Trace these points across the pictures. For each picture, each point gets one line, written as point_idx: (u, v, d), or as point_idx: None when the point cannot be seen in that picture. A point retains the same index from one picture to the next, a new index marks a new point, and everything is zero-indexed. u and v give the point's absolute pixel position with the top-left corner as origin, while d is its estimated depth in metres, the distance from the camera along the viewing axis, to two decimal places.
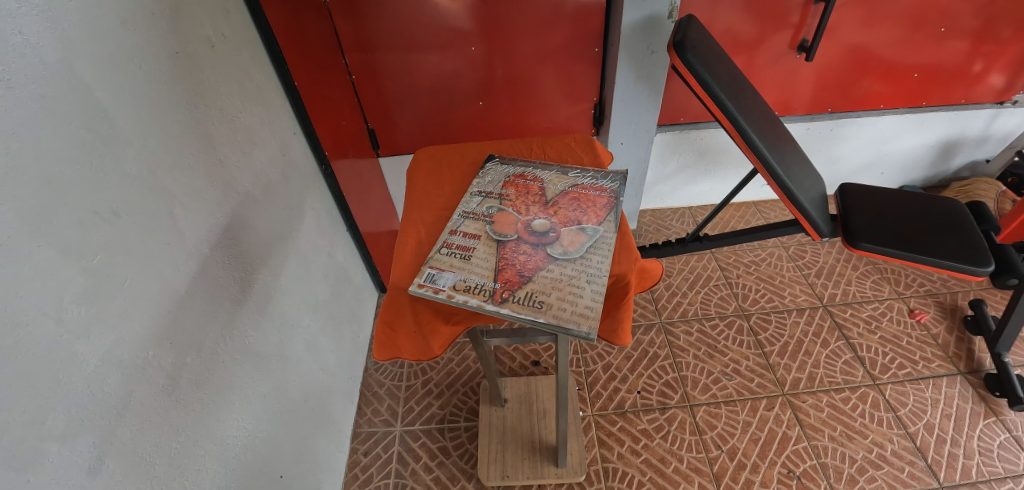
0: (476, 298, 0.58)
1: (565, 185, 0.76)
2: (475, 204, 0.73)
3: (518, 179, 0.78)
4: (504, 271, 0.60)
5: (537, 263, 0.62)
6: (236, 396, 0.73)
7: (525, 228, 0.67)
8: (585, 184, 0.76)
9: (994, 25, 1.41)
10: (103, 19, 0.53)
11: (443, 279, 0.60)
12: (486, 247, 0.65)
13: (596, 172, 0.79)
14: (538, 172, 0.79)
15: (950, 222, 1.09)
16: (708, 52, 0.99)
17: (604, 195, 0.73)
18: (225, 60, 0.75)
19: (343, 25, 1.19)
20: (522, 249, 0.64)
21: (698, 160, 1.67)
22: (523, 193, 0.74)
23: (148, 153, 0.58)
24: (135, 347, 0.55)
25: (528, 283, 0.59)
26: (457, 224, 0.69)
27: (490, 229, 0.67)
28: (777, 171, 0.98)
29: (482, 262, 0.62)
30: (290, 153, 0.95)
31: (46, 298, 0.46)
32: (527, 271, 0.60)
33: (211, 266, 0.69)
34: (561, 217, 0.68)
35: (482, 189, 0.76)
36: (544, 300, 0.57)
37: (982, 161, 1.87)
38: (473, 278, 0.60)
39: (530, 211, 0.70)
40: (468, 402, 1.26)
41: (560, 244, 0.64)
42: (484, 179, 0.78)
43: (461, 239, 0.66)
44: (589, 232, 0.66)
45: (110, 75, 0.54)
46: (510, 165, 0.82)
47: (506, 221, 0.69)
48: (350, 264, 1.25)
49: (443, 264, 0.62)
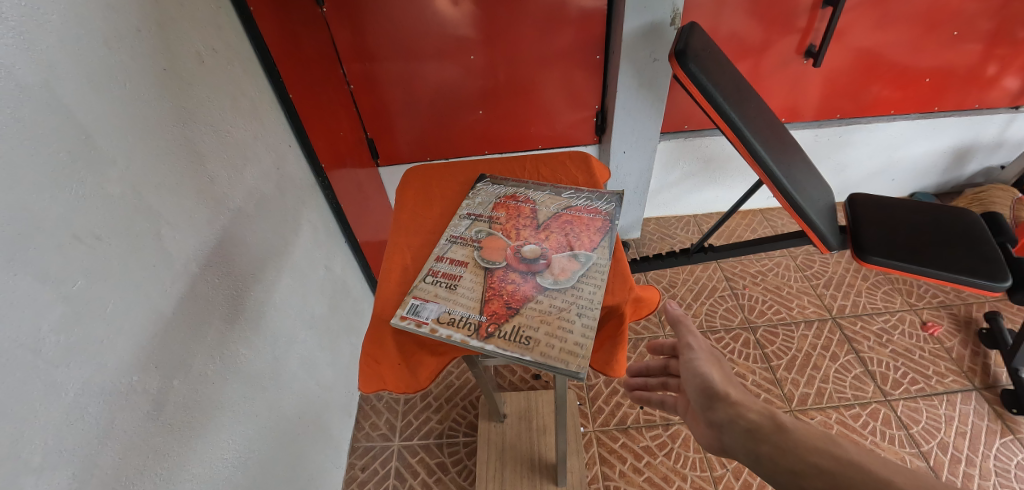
0: (460, 333, 0.56)
1: (558, 207, 0.74)
2: (463, 228, 0.71)
3: (509, 200, 0.76)
4: (491, 303, 0.59)
5: (525, 294, 0.60)
6: (227, 419, 0.72)
7: (515, 254, 0.65)
8: (579, 206, 0.74)
9: (1009, 27, 1.37)
10: (84, 38, 0.52)
11: (426, 311, 0.59)
12: (473, 275, 0.63)
13: (591, 192, 0.77)
14: (530, 192, 0.78)
15: (965, 234, 1.05)
16: (711, 62, 0.97)
17: (599, 218, 0.71)
18: (216, 74, 0.74)
19: (340, 34, 1.18)
20: (510, 278, 0.62)
21: (702, 168, 1.64)
22: (514, 215, 0.73)
23: (133, 173, 0.57)
24: (118, 373, 0.54)
25: (515, 317, 0.57)
26: (443, 249, 0.68)
27: (478, 255, 0.66)
28: (783, 184, 0.96)
29: (468, 292, 0.61)
30: (285, 167, 0.94)
31: (20, 327, 0.45)
32: (514, 304, 0.59)
33: (201, 285, 0.68)
34: (552, 242, 0.67)
35: (471, 211, 0.75)
36: (531, 336, 0.55)
37: (996, 167, 1.82)
38: (457, 310, 0.59)
39: (520, 235, 0.68)
40: (467, 416, 1.24)
41: (550, 273, 0.62)
42: (474, 200, 0.77)
43: (447, 266, 0.65)
44: (582, 259, 0.64)
45: (92, 96, 0.52)
46: (502, 184, 0.80)
47: (495, 246, 0.67)
48: (348, 276, 1.23)
49: (427, 294, 0.61)
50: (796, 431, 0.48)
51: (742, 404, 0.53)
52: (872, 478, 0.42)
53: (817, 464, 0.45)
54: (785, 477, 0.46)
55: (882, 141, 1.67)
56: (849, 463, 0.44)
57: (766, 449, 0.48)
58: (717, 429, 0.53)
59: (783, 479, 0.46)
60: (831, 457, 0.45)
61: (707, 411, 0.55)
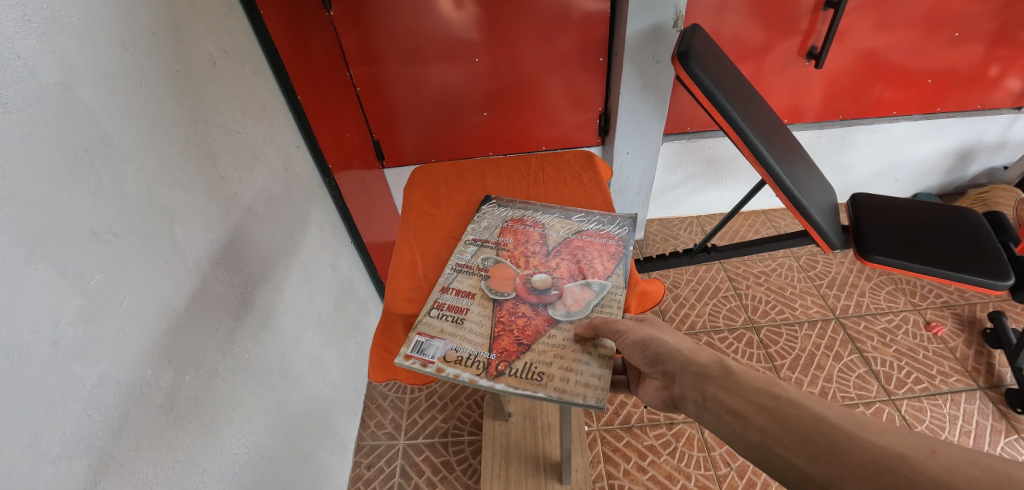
0: (468, 372, 0.56)
1: (568, 232, 0.75)
2: (469, 255, 0.72)
3: (516, 224, 0.77)
4: (500, 340, 0.59)
5: (536, 328, 0.60)
6: (237, 414, 0.73)
7: (525, 284, 0.66)
8: (590, 231, 0.75)
9: (1010, 28, 1.38)
10: (102, 40, 0.53)
11: (432, 350, 0.59)
12: (481, 308, 0.64)
13: (602, 215, 0.78)
14: (538, 216, 0.78)
15: (967, 233, 1.06)
16: (714, 63, 0.98)
17: (612, 244, 0.72)
18: (227, 76, 0.76)
19: (348, 37, 1.20)
20: (520, 311, 0.63)
21: (705, 170, 1.65)
22: (522, 241, 0.73)
23: (148, 172, 0.59)
24: (133, 367, 0.55)
25: (527, 354, 0.57)
26: (449, 279, 0.68)
27: (485, 286, 0.67)
28: (786, 184, 0.96)
29: (476, 327, 0.61)
30: (293, 168, 0.95)
31: (38, 320, 0.46)
32: (525, 339, 0.59)
33: (212, 283, 0.69)
34: (563, 271, 0.68)
35: (478, 236, 0.76)
36: (544, 371, 0.55)
37: (999, 168, 1.82)
38: (465, 348, 0.59)
39: (530, 264, 0.69)
40: (471, 415, 1.25)
41: (562, 305, 0.63)
42: (479, 224, 0.78)
43: (453, 298, 0.66)
44: (595, 288, 0.65)
45: (109, 95, 0.54)
46: (508, 206, 0.81)
47: (504, 275, 0.68)
48: (354, 276, 1.25)
49: (433, 330, 0.61)
50: (741, 373, 0.44)
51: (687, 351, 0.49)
52: (806, 414, 0.40)
53: (759, 404, 0.42)
54: (728, 422, 0.42)
55: (884, 142, 1.67)
56: (786, 400, 0.41)
57: (711, 392, 0.44)
58: (667, 382, 0.49)
59: (726, 423, 0.42)
60: (770, 395, 0.42)
61: (655, 367, 0.50)
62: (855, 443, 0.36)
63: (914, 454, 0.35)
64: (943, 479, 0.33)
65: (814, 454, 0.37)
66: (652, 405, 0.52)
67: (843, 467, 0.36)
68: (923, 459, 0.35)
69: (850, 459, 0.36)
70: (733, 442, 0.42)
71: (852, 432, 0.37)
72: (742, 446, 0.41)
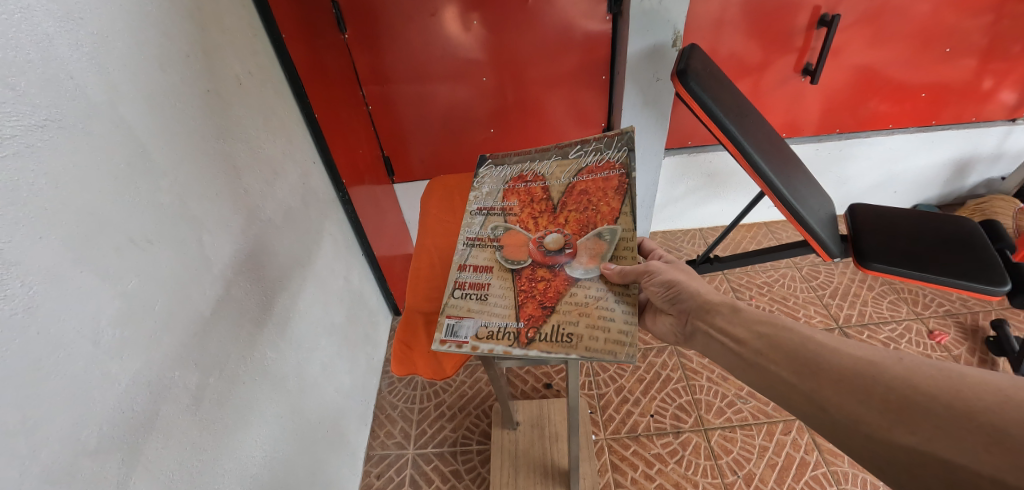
0: (501, 344, 0.61)
1: (568, 176, 0.77)
2: (478, 227, 0.76)
3: (517, 183, 0.80)
4: (525, 307, 0.64)
5: (557, 288, 0.65)
6: (256, 418, 0.76)
7: (538, 247, 0.70)
8: (590, 167, 0.76)
9: (1001, 43, 1.42)
10: (143, 63, 0.58)
11: (464, 330, 0.64)
12: (500, 280, 0.68)
13: (598, 142, 0.79)
14: (537, 168, 0.81)
15: (964, 241, 1.08)
16: (712, 81, 1.02)
17: (614, 175, 0.73)
18: (251, 95, 0.80)
19: (362, 58, 1.26)
20: (539, 275, 0.67)
21: (707, 183, 1.69)
22: (528, 202, 0.76)
23: (181, 185, 0.63)
24: (163, 368, 0.58)
25: (552, 316, 0.62)
26: (464, 256, 0.72)
27: (500, 256, 0.71)
28: (784, 194, 0.99)
29: (499, 300, 0.66)
30: (310, 182, 0.99)
31: (82, 320, 0.49)
32: (548, 301, 0.64)
33: (235, 290, 0.72)
34: (573, 226, 0.71)
35: (482, 205, 0.79)
36: (573, 332, 0.60)
37: (997, 179, 1.85)
38: (493, 322, 0.64)
39: (539, 225, 0.72)
40: (479, 425, 1.26)
41: (580, 263, 0.67)
42: (482, 191, 0.81)
43: (472, 275, 0.70)
44: (607, 237, 0.68)
45: (149, 114, 0.58)
46: (507, 167, 0.84)
47: (517, 243, 0.72)
48: (365, 288, 1.28)
49: (461, 310, 0.66)
50: (746, 311, 0.60)
51: (704, 294, 0.65)
52: (799, 339, 0.53)
53: (759, 331, 0.56)
54: (730, 344, 0.58)
55: (882, 154, 1.71)
56: (783, 330, 0.55)
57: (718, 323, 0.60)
58: (683, 315, 0.65)
59: (729, 345, 0.58)
60: (768, 325, 0.56)
61: (675, 304, 0.66)
62: (837, 359, 0.49)
63: (883, 360, 0.47)
64: (903, 376, 0.45)
65: (801, 368, 0.51)
66: (668, 334, 0.68)
67: (821, 373, 0.49)
68: (889, 364, 0.46)
69: (831, 369, 0.49)
70: (733, 360, 0.57)
71: (833, 349, 0.50)
72: (740, 364, 0.56)
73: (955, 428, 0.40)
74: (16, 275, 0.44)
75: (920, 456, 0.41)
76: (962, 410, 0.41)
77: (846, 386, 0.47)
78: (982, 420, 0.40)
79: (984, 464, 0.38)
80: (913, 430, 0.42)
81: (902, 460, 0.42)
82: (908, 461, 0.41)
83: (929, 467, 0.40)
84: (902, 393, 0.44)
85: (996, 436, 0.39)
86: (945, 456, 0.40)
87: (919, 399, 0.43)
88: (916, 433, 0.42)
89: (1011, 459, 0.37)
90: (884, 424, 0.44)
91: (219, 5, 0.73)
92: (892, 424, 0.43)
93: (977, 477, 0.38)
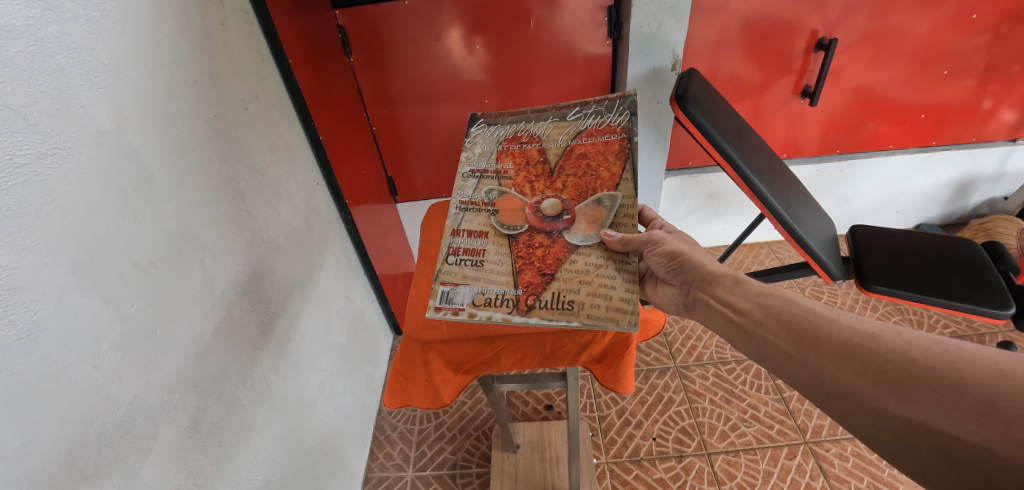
0: (500, 311, 0.61)
1: (567, 138, 0.73)
2: (471, 190, 0.72)
3: (512, 144, 0.75)
4: (523, 274, 0.63)
5: (556, 255, 0.64)
6: (254, 440, 0.76)
7: (536, 213, 0.67)
8: (590, 129, 0.73)
9: (999, 63, 1.44)
10: (152, 89, 0.59)
11: (460, 296, 0.63)
12: (496, 246, 0.66)
13: (598, 104, 0.75)
14: (533, 127, 0.76)
15: (966, 261, 1.08)
16: (711, 105, 1.04)
17: (615, 139, 0.71)
18: (257, 118, 0.82)
19: (367, 80, 1.29)
20: (537, 242, 0.65)
21: (709, 202, 1.69)
22: (524, 165, 0.73)
23: (186, 208, 0.64)
24: (162, 391, 0.58)
25: (553, 283, 0.62)
26: (458, 221, 0.69)
27: (495, 222, 0.68)
28: (785, 217, 1.00)
29: (496, 266, 0.64)
30: (313, 202, 1.00)
31: (85, 344, 0.50)
32: (547, 269, 0.63)
33: (237, 311, 0.73)
34: (571, 191, 0.69)
35: (475, 167, 0.74)
36: (574, 300, 0.60)
37: (1000, 198, 1.85)
38: (491, 289, 0.63)
39: (536, 190, 0.70)
40: (479, 447, 1.25)
41: (578, 230, 0.65)
42: (474, 151, 0.76)
43: (466, 240, 0.67)
44: (607, 204, 0.67)
45: (157, 140, 0.59)
46: (499, 125, 0.78)
47: (512, 207, 0.69)
48: (366, 306, 1.28)
49: (456, 277, 0.64)
50: (749, 282, 0.59)
51: (706, 265, 0.64)
52: (800, 311, 0.53)
53: (761, 303, 0.56)
54: (731, 315, 0.58)
55: (883, 175, 1.71)
56: (785, 302, 0.55)
57: (721, 294, 0.60)
58: (685, 286, 0.65)
59: (731, 316, 0.58)
60: (770, 297, 0.56)
61: (678, 275, 0.65)
62: (836, 331, 0.49)
63: (882, 333, 0.47)
64: (901, 348, 0.45)
65: (800, 340, 0.51)
66: (669, 304, 0.68)
67: (819, 345, 0.49)
68: (887, 336, 0.47)
69: (829, 341, 0.49)
70: (734, 330, 0.57)
71: (834, 321, 0.50)
72: (740, 334, 0.56)
73: (948, 400, 0.41)
74: (21, 301, 0.44)
75: (911, 426, 0.42)
76: (957, 382, 0.41)
77: (843, 358, 0.47)
78: (976, 392, 0.40)
79: (973, 434, 0.39)
80: (908, 401, 0.43)
81: (893, 429, 0.43)
82: (898, 430, 0.42)
83: (918, 437, 0.41)
84: (899, 365, 0.44)
85: (988, 407, 0.39)
86: (937, 426, 0.41)
87: (915, 370, 0.44)
88: (909, 404, 0.42)
89: (1000, 430, 0.38)
90: (878, 394, 0.44)
91: (228, 32, 0.75)
92: (886, 394, 0.44)
93: (965, 446, 0.39)
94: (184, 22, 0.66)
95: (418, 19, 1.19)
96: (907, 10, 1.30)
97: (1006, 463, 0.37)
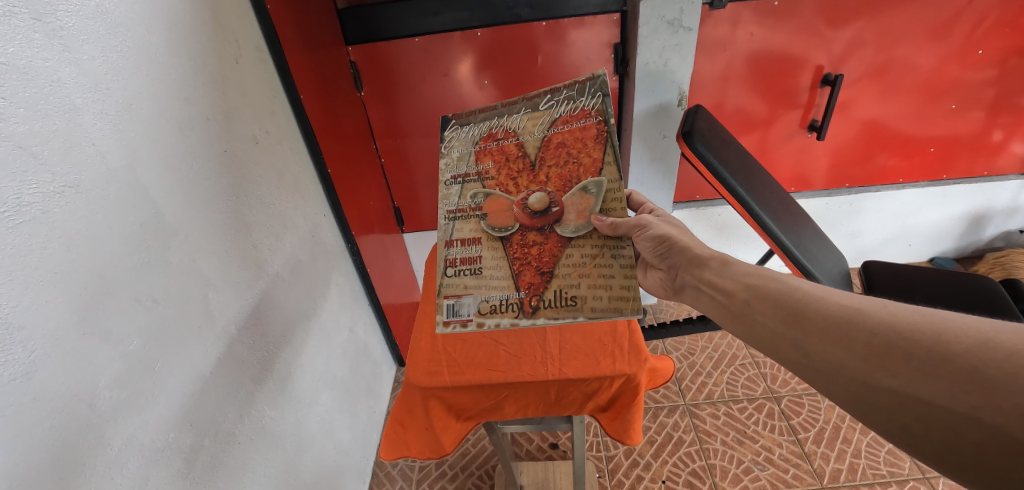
0: (507, 317, 0.60)
1: (543, 128, 0.67)
2: (456, 198, 0.67)
3: (489, 142, 0.69)
4: (523, 275, 0.62)
5: (552, 252, 0.62)
6: (248, 480, 0.73)
7: (524, 210, 0.64)
8: (565, 116, 0.67)
9: (1008, 97, 1.43)
10: (164, 126, 0.60)
11: (465, 308, 0.61)
12: (491, 250, 0.64)
13: (569, 88, 0.68)
14: (506, 121, 0.69)
15: (983, 300, 1.05)
16: (718, 141, 1.04)
17: (591, 124, 0.66)
18: (267, 152, 0.83)
19: (377, 113, 1.31)
20: (530, 240, 0.63)
21: (716, 235, 1.68)
22: (504, 162, 0.68)
23: (191, 242, 0.64)
24: (157, 430, 0.57)
25: (553, 281, 0.60)
26: (449, 231, 0.65)
27: (487, 226, 0.65)
28: (794, 252, 0.98)
29: (495, 272, 0.62)
30: (319, 234, 1.01)
31: (80, 383, 0.49)
32: (545, 267, 0.61)
33: (237, 346, 0.72)
34: (557, 183, 0.65)
35: (455, 172, 0.69)
36: (576, 295, 0.59)
37: (1015, 231, 1.81)
38: (494, 296, 0.61)
39: (521, 186, 0.66)
40: (482, 486, 1.21)
41: (569, 221, 0.63)
42: (450, 156, 0.69)
43: (461, 250, 0.64)
44: (593, 190, 0.64)
45: (166, 176, 0.60)
46: (472, 123, 0.71)
47: (501, 208, 0.65)
48: (369, 338, 1.27)
49: (458, 289, 0.62)
50: (735, 264, 0.59)
51: (693, 248, 0.64)
52: (786, 289, 0.52)
53: (746, 283, 0.55)
54: (719, 297, 0.58)
55: (893, 208, 1.70)
56: (771, 281, 0.54)
57: (707, 276, 0.60)
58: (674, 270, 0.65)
59: (718, 298, 0.57)
60: (756, 277, 0.55)
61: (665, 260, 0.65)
62: (821, 307, 0.48)
63: (868, 307, 0.45)
64: (886, 321, 0.43)
65: (787, 317, 0.50)
66: (659, 290, 0.69)
67: (805, 322, 0.48)
68: (873, 310, 0.44)
69: (816, 318, 0.47)
70: (724, 311, 0.56)
71: (820, 297, 0.48)
72: (727, 316, 0.56)
73: (935, 372, 0.39)
74: (19, 341, 0.44)
75: (900, 399, 0.40)
76: (943, 353, 0.39)
77: (830, 334, 0.45)
78: (963, 361, 0.38)
79: (960, 403, 0.37)
80: (894, 374, 0.41)
81: (882, 402, 0.41)
82: (889, 404, 0.41)
83: (908, 409, 0.39)
84: (885, 338, 0.42)
85: (975, 377, 0.37)
86: (925, 398, 0.39)
87: (901, 343, 0.41)
88: (896, 377, 0.40)
89: (987, 398, 0.36)
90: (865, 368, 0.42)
91: (241, 70, 0.77)
92: (872, 368, 0.42)
93: (954, 418, 0.37)
94: (199, 61, 0.67)
95: (428, 54, 1.22)
96: (913, 44, 1.31)
97: (996, 431, 0.35)
